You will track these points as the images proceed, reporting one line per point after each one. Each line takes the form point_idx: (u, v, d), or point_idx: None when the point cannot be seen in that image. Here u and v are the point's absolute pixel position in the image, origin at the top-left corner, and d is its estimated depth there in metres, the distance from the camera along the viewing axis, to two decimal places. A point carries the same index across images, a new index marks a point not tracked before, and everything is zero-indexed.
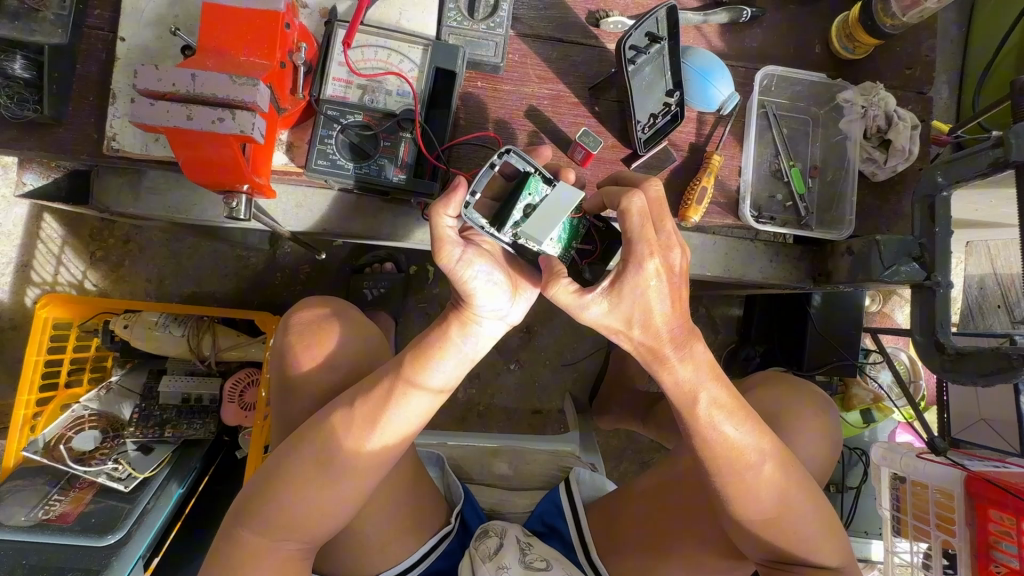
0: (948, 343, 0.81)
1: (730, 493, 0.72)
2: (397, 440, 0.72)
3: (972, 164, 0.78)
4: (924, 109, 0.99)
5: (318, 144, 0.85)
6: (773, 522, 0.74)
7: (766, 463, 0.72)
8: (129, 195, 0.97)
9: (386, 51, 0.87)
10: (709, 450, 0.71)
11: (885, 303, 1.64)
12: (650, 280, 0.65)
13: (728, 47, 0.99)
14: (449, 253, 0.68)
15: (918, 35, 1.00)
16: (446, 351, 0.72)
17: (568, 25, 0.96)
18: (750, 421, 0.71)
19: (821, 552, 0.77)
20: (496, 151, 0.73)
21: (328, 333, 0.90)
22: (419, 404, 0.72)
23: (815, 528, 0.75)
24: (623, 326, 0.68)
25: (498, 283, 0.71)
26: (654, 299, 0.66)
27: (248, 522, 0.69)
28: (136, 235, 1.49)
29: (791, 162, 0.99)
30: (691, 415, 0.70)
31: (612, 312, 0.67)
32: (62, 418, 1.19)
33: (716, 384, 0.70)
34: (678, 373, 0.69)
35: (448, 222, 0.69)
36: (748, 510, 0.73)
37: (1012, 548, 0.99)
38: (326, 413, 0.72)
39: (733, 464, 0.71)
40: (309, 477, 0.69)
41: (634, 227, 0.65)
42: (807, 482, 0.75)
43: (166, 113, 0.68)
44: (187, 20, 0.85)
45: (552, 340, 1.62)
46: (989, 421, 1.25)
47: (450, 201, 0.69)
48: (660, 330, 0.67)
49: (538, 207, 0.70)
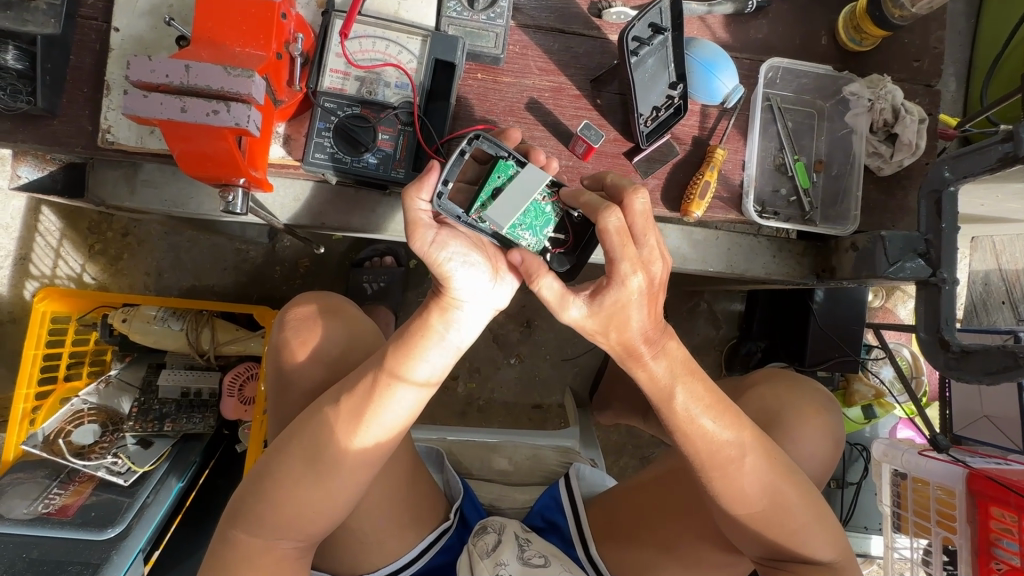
0: (953, 341, 0.80)
1: (715, 489, 0.72)
2: (387, 436, 0.72)
3: (982, 159, 0.77)
4: (931, 102, 0.97)
5: (315, 138, 0.84)
6: (762, 517, 0.73)
7: (747, 457, 0.71)
8: (127, 189, 0.96)
9: (385, 42, 0.86)
10: (690, 444, 0.70)
11: (889, 299, 1.63)
12: (631, 296, 0.66)
13: (733, 38, 0.97)
14: (423, 236, 0.69)
15: (926, 27, 0.98)
16: (431, 342, 0.71)
17: (570, 16, 0.94)
18: (730, 416, 0.71)
19: (818, 549, 0.76)
20: (465, 138, 0.74)
21: (318, 328, 0.89)
22: (406, 397, 0.71)
23: (807, 524, 0.74)
24: (601, 330, 0.69)
25: (474, 266, 0.70)
26: (633, 308, 0.66)
27: (243, 522, 0.69)
28: (135, 228, 1.48)
29: (796, 155, 0.97)
30: (666, 405, 0.70)
31: (591, 318, 0.67)
32: (63, 411, 1.20)
33: (691, 378, 0.70)
34: (653, 368, 0.69)
35: (420, 206, 0.70)
36: (732, 504, 0.72)
37: (1014, 545, 0.99)
38: (315, 410, 0.72)
39: (714, 459, 0.70)
40: (299, 477, 0.68)
41: (616, 246, 0.64)
42: (795, 477, 0.74)
43: (159, 106, 0.66)
44: (182, 10, 0.84)
45: (553, 335, 1.61)
46: (993, 418, 1.24)
47: (422, 186, 0.70)
48: (637, 333, 0.68)
49: (504, 190, 0.74)
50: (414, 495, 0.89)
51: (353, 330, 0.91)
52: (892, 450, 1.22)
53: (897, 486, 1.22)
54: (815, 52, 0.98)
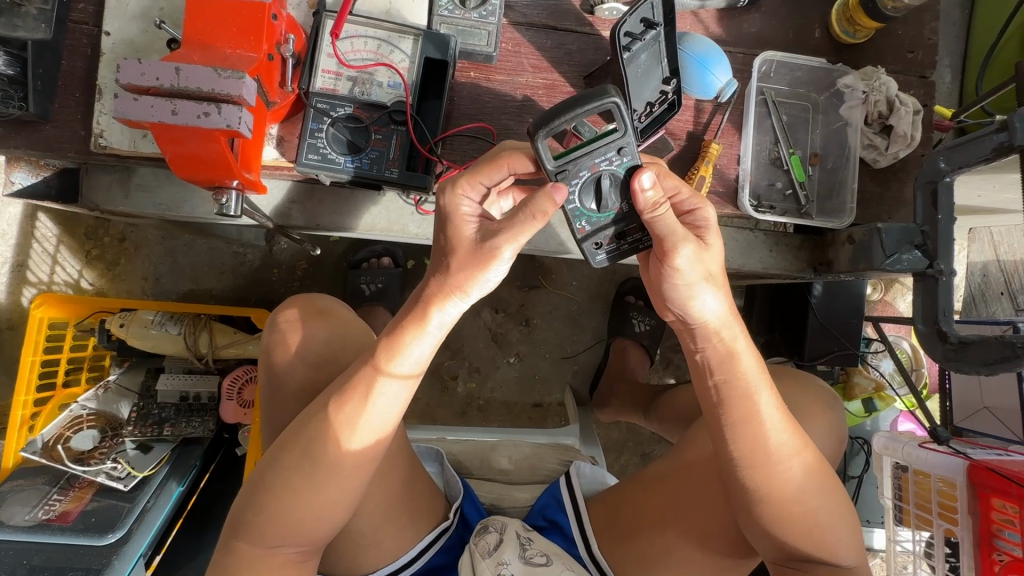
0: (951, 333, 0.80)
1: (755, 485, 0.70)
2: (380, 435, 0.70)
3: (976, 149, 0.76)
4: (926, 93, 0.97)
5: (308, 138, 0.83)
6: (809, 522, 0.71)
7: (805, 458, 0.71)
8: (122, 194, 0.97)
9: (376, 42, 0.86)
10: (750, 442, 0.69)
11: (887, 291, 1.62)
12: (710, 231, 0.70)
13: (725, 33, 0.97)
14: (490, 272, 0.66)
15: (920, 18, 0.98)
16: (421, 337, 0.68)
17: (562, 12, 0.94)
18: (790, 415, 0.71)
19: (842, 553, 0.74)
20: (535, 130, 0.66)
21: (303, 330, 0.89)
22: (399, 391, 0.69)
23: (843, 532, 0.73)
24: (706, 275, 0.67)
25: (501, 277, 0.68)
26: (714, 240, 0.70)
27: (244, 534, 0.69)
28: (131, 233, 1.47)
29: (791, 149, 0.97)
30: (742, 398, 0.69)
31: (697, 262, 0.67)
32: (61, 417, 1.19)
33: (765, 376, 0.71)
34: (737, 343, 0.70)
35: (507, 251, 0.65)
36: (774, 507, 0.70)
37: (1016, 536, 1.00)
38: (308, 418, 0.70)
39: (768, 459, 0.69)
40: (296, 486, 0.68)
41: (677, 187, 0.71)
42: (832, 480, 0.73)
43: (150, 109, 0.66)
44: (172, 13, 0.84)
45: (552, 333, 1.61)
46: (993, 410, 1.24)
47: (528, 234, 0.64)
48: (725, 298, 0.69)
49: (591, 147, 0.71)
50: (412, 494, 0.89)
51: (343, 329, 0.91)
52: (892, 444, 1.22)
53: (899, 479, 1.22)
54: (809, 45, 0.98)
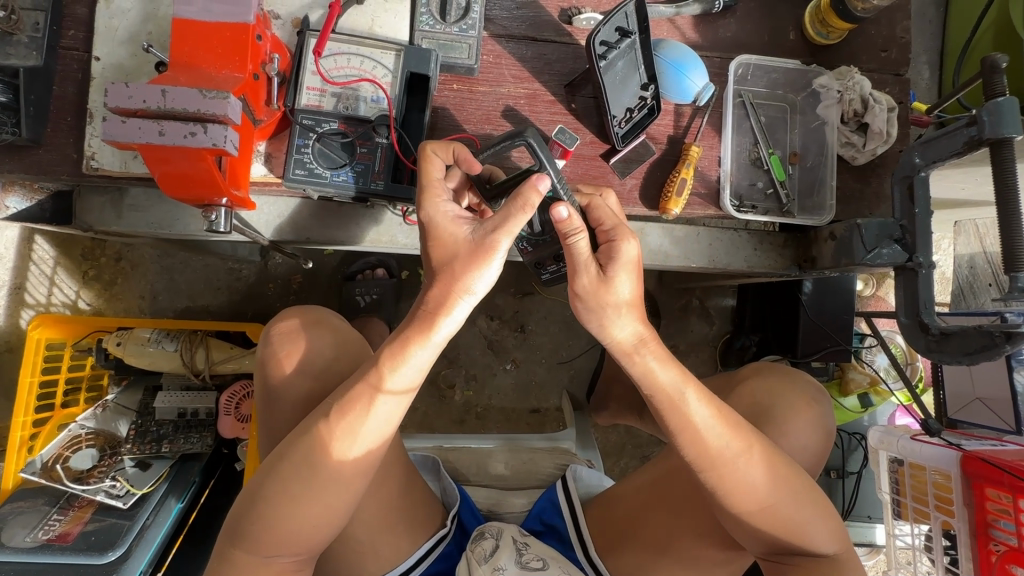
0: (932, 323, 0.81)
1: (712, 486, 0.71)
2: (372, 446, 0.71)
3: (950, 143, 0.79)
4: (901, 91, 0.99)
5: (295, 154, 0.85)
6: (769, 510, 0.72)
7: (752, 458, 0.71)
8: (117, 214, 0.99)
9: (360, 58, 0.88)
10: (695, 445, 0.70)
11: (879, 287, 1.64)
12: (619, 262, 0.70)
13: (702, 38, 0.99)
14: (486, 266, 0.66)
15: (892, 17, 1.00)
16: (423, 347, 0.69)
17: (541, 23, 0.96)
18: (729, 419, 0.71)
19: (819, 540, 0.75)
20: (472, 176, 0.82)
21: (300, 340, 0.91)
22: (393, 408, 0.71)
23: (811, 518, 0.74)
24: (612, 306, 0.69)
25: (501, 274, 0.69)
26: (636, 275, 0.71)
27: (243, 542, 0.69)
28: (127, 253, 1.49)
29: (770, 149, 0.99)
30: (671, 410, 0.70)
31: (591, 291, 0.69)
32: (61, 436, 1.20)
33: (691, 383, 0.71)
34: (652, 361, 0.70)
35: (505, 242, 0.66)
36: (738, 503, 0.72)
37: (1011, 526, 0.98)
38: (303, 428, 0.71)
39: (711, 459, 0.70)
40: (296, 492, 0.68)
41: (604, 219, 0.75)
42: (793, 470, 0.74)
43: (138, 130, 0.68)
44: (160, 36, 0.86)
45: (547, 338, 1.62)
46: (984, 400, 1.26)
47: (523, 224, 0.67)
48: (641, 317, 0.71)
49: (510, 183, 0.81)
50: (408, 498, 0.90)
51: (341, 339, 0.94)
52: (886, 437, 1.22)
53: (896, 473, 1.23)
54: (784, 46, 1.00)
